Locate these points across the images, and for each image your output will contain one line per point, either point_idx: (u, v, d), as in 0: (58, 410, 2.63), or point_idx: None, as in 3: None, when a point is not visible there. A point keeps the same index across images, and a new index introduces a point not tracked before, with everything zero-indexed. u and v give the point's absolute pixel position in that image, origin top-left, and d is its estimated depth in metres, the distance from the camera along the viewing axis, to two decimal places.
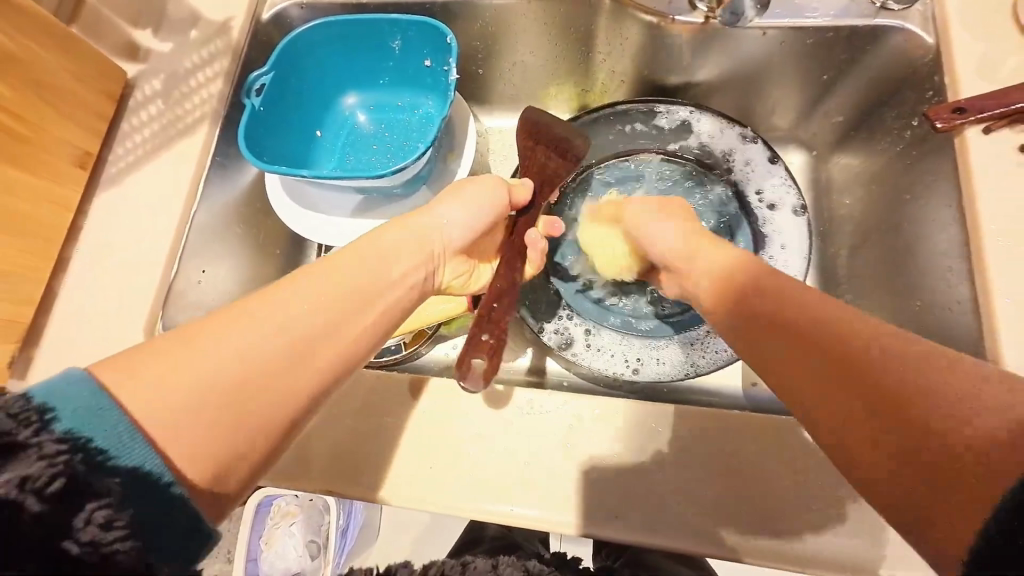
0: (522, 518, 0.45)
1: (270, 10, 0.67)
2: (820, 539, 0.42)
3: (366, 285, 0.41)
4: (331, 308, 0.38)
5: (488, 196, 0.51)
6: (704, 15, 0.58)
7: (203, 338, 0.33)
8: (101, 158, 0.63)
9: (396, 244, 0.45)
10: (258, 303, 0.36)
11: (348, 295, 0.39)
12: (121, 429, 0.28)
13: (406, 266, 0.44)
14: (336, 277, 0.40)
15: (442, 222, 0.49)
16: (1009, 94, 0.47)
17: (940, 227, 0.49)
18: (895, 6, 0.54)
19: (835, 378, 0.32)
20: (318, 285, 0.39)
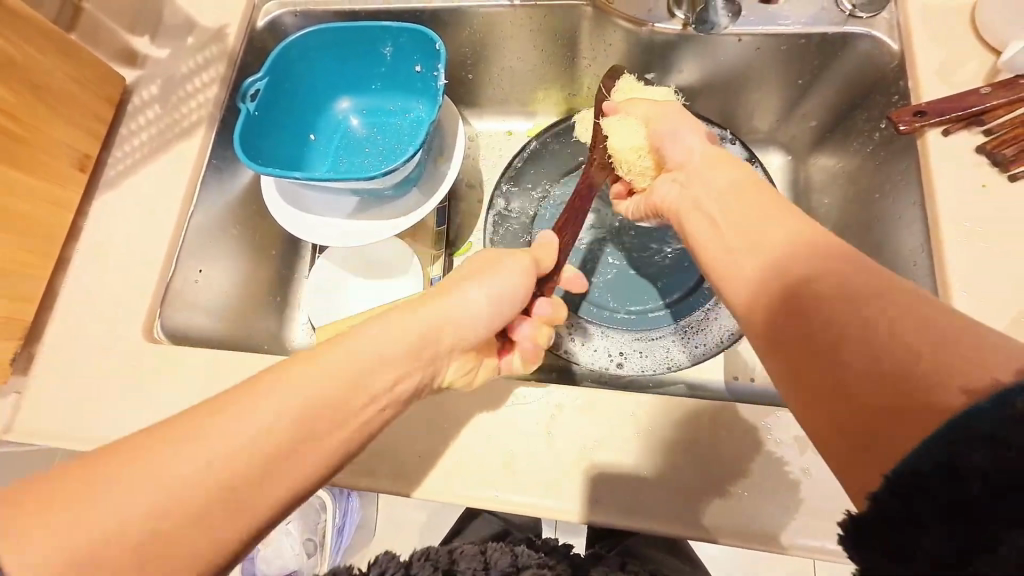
0: (509, 504, 0.47)
1: (265, 17, 0.70)
2: (791, 524, 0.44)
3: (333, 397, 0.34)
4: (307, 416, 0.33)
5: (512, 279, 0.48)
6: (682, 22, 0.61)
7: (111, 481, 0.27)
8: (100, 161, 0.65)
9: (380, 336, 0.39)
10: (199, 418, 0.31)
11: (304, 407, 0.33)
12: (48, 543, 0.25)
13: (393, 372, 0.38)
14: (303, 374, 0.34)
15: (460, 307, 0.44)
16: (967, 98, 0.50)
17: (907, 223, 0.52)
18: (863, 14, 0.56)
19: (831, 363, 0.28)
20: (272, 396, 0.32)
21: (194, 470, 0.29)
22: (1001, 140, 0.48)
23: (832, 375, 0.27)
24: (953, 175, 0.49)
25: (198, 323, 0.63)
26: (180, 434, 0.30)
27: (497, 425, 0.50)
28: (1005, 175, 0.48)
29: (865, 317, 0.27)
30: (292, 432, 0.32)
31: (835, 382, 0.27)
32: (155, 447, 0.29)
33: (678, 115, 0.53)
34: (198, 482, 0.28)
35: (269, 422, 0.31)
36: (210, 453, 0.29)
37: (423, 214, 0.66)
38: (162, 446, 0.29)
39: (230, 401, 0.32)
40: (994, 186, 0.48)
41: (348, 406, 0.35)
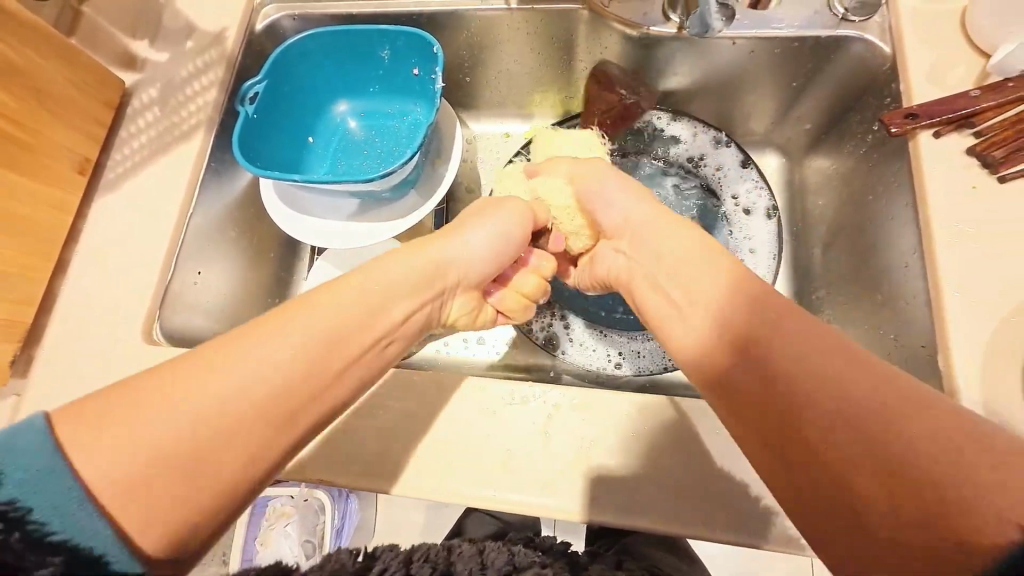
0: (506, 503, 0.47)
1: (264, 20, 0.70)
2: (785, 521, 0.45)
3: (348, 327, 0.39)
4: (323, 345, 0.37)
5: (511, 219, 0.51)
6: (677, 26, 0.62)
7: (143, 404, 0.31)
8: (99, 164, 0.65)
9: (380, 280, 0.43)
10: (216, 355, 0.34)
11: (312, 347, 0.37)
12: (73, 496, 0.28)
13: (403, 305, 0.44)
14: (306, 318, 0.38)
15: (461, 249, 0.48)
16: (958, 100, 0.50)
17: (900, 224, 0.52)
18: (855, 18, 0.57)
19: (813, 439, 0.30)
20: (282, 335, 0.36)
21: (205, 403, 0.32)
22: (992, 142, 0.49)
23: (818, 451, 0.29)
24: (945, 177, 0.49)
25: (195, 325, 0.63)
26: (193, 373, 0.33)
27: (494, 425, 0.50)
28: (995, 177, 0.48)
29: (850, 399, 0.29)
30: (299, 372, 0.36)
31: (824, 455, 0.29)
32: (179, 377, 0.33)
33: (601, 168, 0.53)
34: (211, 410, 0.32)
35: (281, 362, 0.35)
36: (223, 386, 0.33)
37: (421, 216, 0.67)
38: (187, 373, 0.33)
39: (246, 338, 0.36)
40: (984, 187, 0.48)
41: (355, 340, 0.40)
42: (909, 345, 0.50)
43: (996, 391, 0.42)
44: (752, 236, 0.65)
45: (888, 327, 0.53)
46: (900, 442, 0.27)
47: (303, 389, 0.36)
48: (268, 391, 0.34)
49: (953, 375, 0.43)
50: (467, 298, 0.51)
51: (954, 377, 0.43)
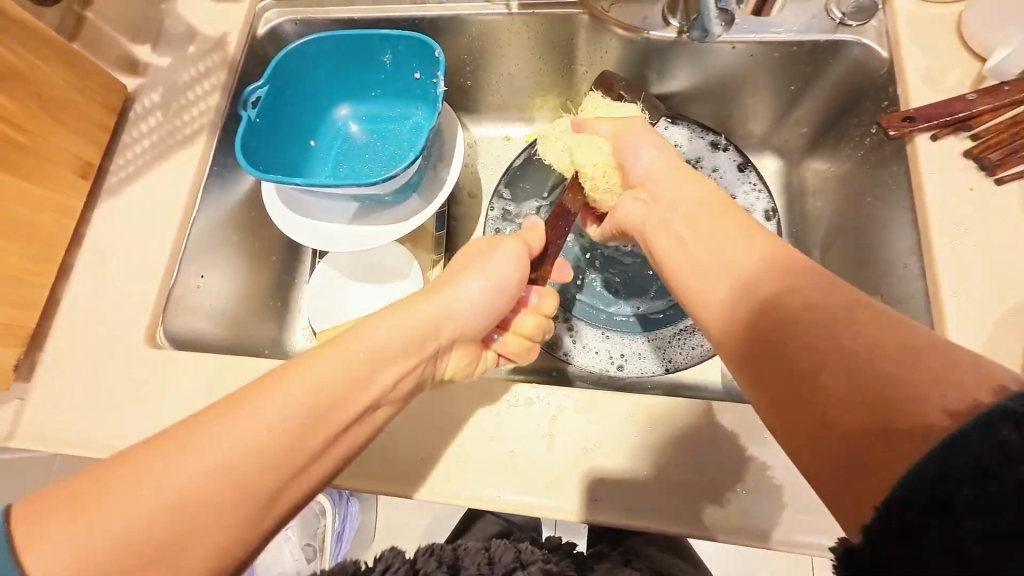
0: (509, 504, 0.48)
1: (266, 25, 0.71)
2: (787, 520, 0.45)
3: (328, 397, 0.38)
4: (303, 418, 0.37)
5: (502, 263, 0.51)
6: (677, 30, 0.62)
7: (106, 496, 0.31)
8: (101, 168, 0.65)
9: (355, 354, 0.41)
10: (188, 435, 0.34)
11: (297, 415, 0.36)
12: None
13: (391, 372, 0.43)
14: (284, 392, 0.37)
15: (458, 298, 0.49)
16: (954, 103, 0.51)
17: (899, 225, 0.53)
18: (852, 22, 0.58)
19: (798, 377, 0.30)
20: (256, 415, 0.35)
21: (173, 490, 0.31)
22: (987, 145, 0.49)
23: (801, 390, 0.29)
24: (942, 180, 0.50)
25: (199, 329, 0.63)
26: (162, 456, 0.33)
27: (498, 427, 0.50)
28: (991, 179, 0.49)
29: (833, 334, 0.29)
30: (278, 447, 0.35)
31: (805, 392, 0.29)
32: (146, 463, 0.32)
33: (642, 126, 0.54)
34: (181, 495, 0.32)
35: (256, 440, 0.34)
36: (191, 470, 0.32)
37: (423, 220, 0.67)
38: (155, 458, 0.32)
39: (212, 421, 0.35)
40: (981, 190, 0.49)
41: (335, 416, 0.39)
42: None
43: None
44: None
45: None
46: (872, 369, 0.27)
47: (294, 420, 0.36)
48: (244, 470, 0.34)
49: None
50: (463, 353, 0.51)
51: None
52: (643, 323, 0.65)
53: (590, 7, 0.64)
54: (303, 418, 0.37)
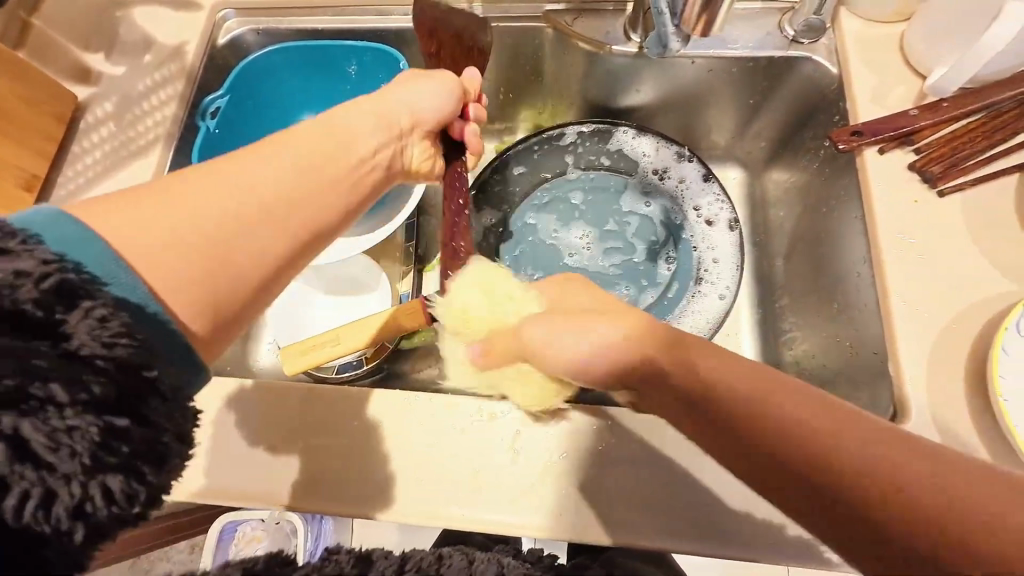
0: (466, 519, 0.47)
1: (227, 35, 0.69)
2: (753, 530, 0.45)
3: (325, 151, 0.38)
4: (307, 162, 0.37)
5: (448, 82, 0.50)
6: (638, 45, 0.64)
7: (140, 205, 0.31)
8: (49, 180, 0.62)
9: (347, 122, 0.42)
10: (203, 173, 0.33)
11: (298, 163, 0.36)
12: (105, 258, 0.28)
13: (379, 137, 0.43)
14: (275, 145, 0.36)
15: (415, 102, 0.48)
16: (898, 119, 0.53)
17: (851, 236, 0.55)
18: (804, 40, 0.60)
19: (774, 455, 0.29)
20: (263, 156, 0.35)
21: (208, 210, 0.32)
22: (929, 159, 0.51)
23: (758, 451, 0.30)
24: (889, 193, 0.52)
25: None
26: (181, 183, 0.32)
27: (461, 443, 0.50)
28: (934, 191, 0.51)
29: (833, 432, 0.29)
30: (293, 180, 0.36)
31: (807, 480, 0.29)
32: (169, 186, 0.32)
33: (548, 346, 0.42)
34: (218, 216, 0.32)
35: (268, 171, 0.35)
36: (214, 196, 0.32)
37: (391, 231, 0.66)
38: (187, 178, 0.32)
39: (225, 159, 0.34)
40: (925, 202, 0.51)
41: (340, 158, 0.39)
42: (864, 351, 0.52)
43: (941, 396, 0.44)
44: (713, 249, 0.66)
45: (845, 334, 0.55)
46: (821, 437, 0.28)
47: (289, 169, 0.36)
48: (261, 196, 0.34)
49: (902, 381, 0.45)
50: (422, 146, 0.49)
51: (903, 383, 0.45)
52: None
53: (553, 22, 0.65)
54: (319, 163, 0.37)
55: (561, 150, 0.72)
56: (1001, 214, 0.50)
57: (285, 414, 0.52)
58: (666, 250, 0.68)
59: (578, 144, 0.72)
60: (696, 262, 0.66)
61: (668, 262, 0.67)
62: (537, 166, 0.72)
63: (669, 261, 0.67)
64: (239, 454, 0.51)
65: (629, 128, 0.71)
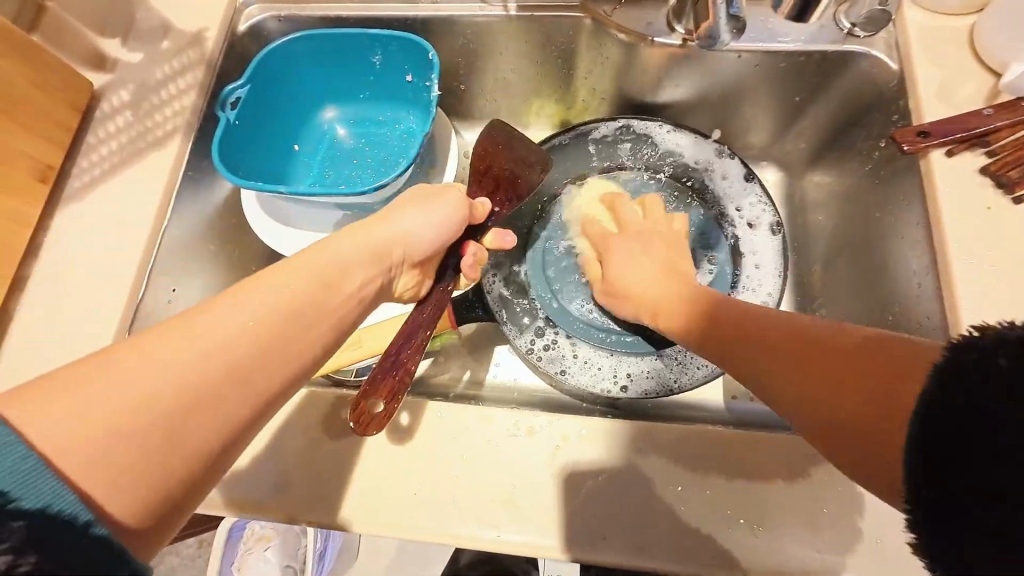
0: (469, 537, 0.44)
1: (247, 21, 0.66)
2: (810, 561, 0.42)
3: (308, 296, 0.37)
4: (288, 312, 0.36)
5: (451, 207, 0.49)
6: (682, 37, 0.60)
7: (108, 369, 0.29)
8: (64, 172, 0.60)
9: (337, 255, 0.41)
10: (172, 330, 0.32)
11: (279, 312, 0.35)
12: (25, 465, 0.25)
13: (365, 274, 0.43)
14: (259, 292, 0.35)
15: (407, 228, 0.47)
16: (971, 119, 0.49)
17: (909, 244, 0.51)
18: (862, 33, 0.56)
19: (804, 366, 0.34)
20: (239, 305, 0.34)
21: (169, 371, 0.30)
22: (1005, 162, 0.48)
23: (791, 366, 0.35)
24: (956, 200, 0.48)
25: None
26: (146, 342, 0.31)
27: (488, 456, 0.47)
28: (1009, 197, 0.47)
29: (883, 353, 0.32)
30: (270, 334, 0.35)
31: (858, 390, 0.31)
32: (144, 344, 0.31)
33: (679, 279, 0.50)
34: (181, 378, 0.30)
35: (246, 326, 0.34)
36: (187, 351, 0.31)
37: None
38: (156, 335, 0.31)
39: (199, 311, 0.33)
40: (998, 209, 0.47)
41: (324, 304, 0.38)
42: None
43: None
44: (754, 254, 0.63)
45: None
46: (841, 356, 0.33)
47: (270, 322, 0.35)
48: (237, 356, 0.33)
49: None
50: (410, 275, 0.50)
51: None
52: (631, 337, 0.62)
53: (591, 12, 0.62)
54: (297, 308, 0.37)
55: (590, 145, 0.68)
56: None
57: (307, 422, 0.49)
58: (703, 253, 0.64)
59: (608, 140, 0.68)
60: (736, 267, 0.63)
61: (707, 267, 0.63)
62: (564, 164, 0.69)
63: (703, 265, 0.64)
64: (258, 461, 0.48)
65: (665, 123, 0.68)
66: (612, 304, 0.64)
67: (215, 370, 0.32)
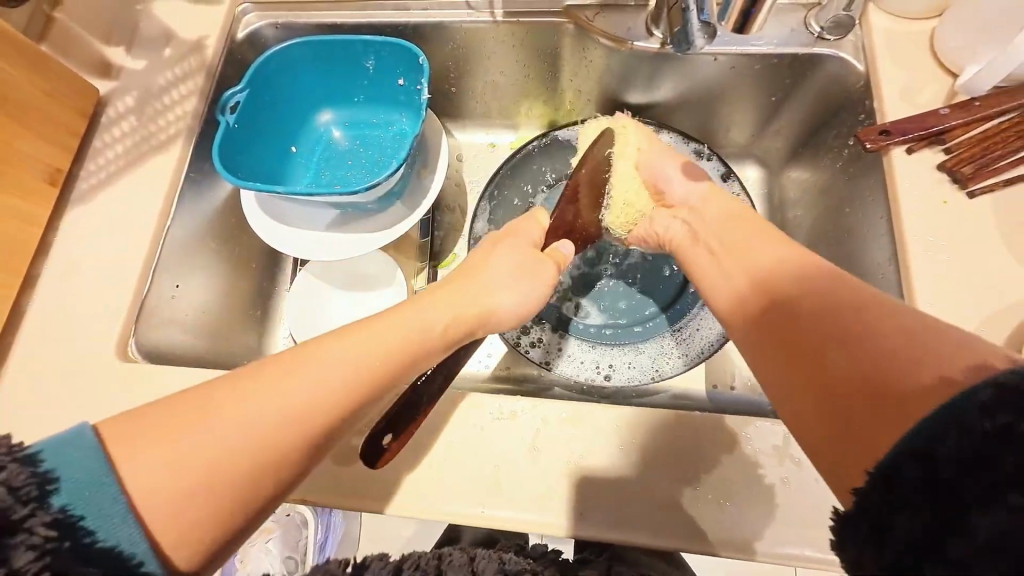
0: (473, 517, 0.47)
1: (245, 29, 0.69)
2: (774, 534, 0.45)
3: (381, 368, 0.40)
4: (359, 384, 0.39)
5: (538, 287, 0.53)
6: (660, 41, 0.63)
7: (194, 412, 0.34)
8: (71, 174, 0.63)
9: (420, 319, 0.44)
10: (276, 368, 0.37)
11: (347, 384, 0.38)
12: (114, 509, 0.30)
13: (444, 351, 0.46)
14: (335, 351, 0.39)
15: (499, 295, 0.51)
16: (929, 118, 0.52)
17: (875, 236, 0.54)
18: (831, 37, 0.59)
19: (842, 365, 0.32)
20: (313, 370, 0.37)
21: (257, 417, 0.34)
22: (960, 159, 0.50)
23: (827, 363, 0.33)
24: (915, 195, 0.51)
25: (175, 339, 0.61)
26: (251, 373, 0.36)
27: (477, 443, 0.50)
28: (964, 192, 0.50)
29: (889, 343, 0.31)
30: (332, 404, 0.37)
31: (843, 389, 0.31)
32: (233, 392, 0.35)
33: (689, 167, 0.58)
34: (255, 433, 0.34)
35: (317, 391, 0.37)
36: (270, 408, 0.35)
37: (407, 227, 0.67)
38: (266, 366, 0.37)
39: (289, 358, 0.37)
40: (954, 204, 0.50)
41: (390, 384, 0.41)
42: None
43: None
44: None
45: None
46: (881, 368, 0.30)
47: (331, 395, 0.37)
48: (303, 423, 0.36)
49: None
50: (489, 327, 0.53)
51: None
52: (610, 332, 0.65)
53: (574, 17, 0.64)
54: (359, 381, 0.39)
55: (557, 153, 0.73)
56: None
57: None
58: (663, 269, 0.68)
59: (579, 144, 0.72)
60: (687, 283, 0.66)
61: (656, 280, 0.68)
62: (537, 168, 0.73)
63: (665, 276, 0.68)
64: None
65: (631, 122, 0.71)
66: (590, 303, 0.67)
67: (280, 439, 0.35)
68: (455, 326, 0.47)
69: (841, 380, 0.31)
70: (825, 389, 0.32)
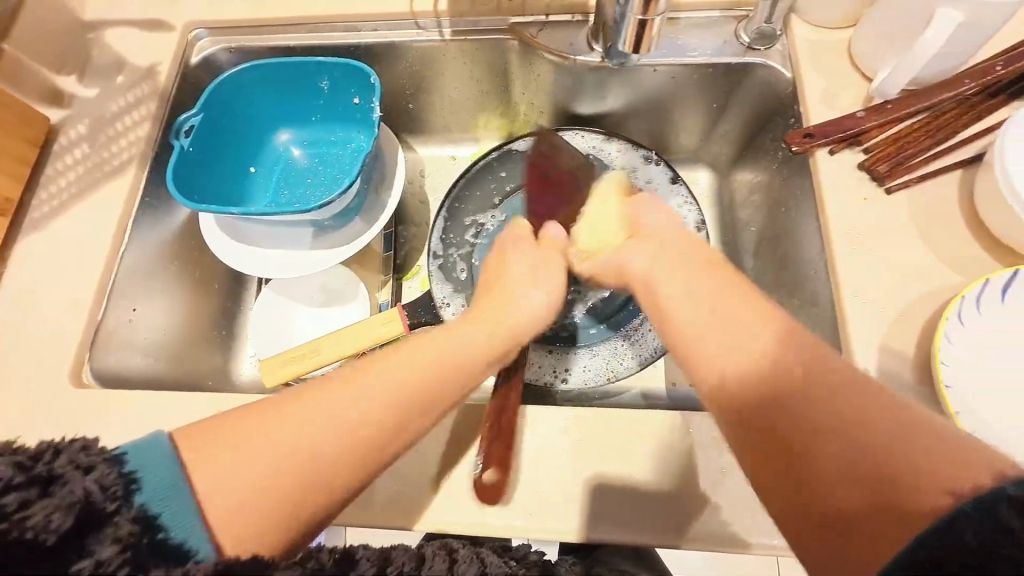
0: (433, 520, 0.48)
1: (199, 54, 0.71)
2: (718, 523, 0.46)
3: (393, 423, 0.40)
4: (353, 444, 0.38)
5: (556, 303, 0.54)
6: (600, 55, 0.66)
7: (216, 441, 0.36)
8: (24, 204, 0.63)
9: (449, 354, 0.44)
10: (273, 416, 0.37)
11: (346, 451, 0.38)
12: (182, 515, 0.33)
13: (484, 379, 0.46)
14: (336, 404, 0.39)
15: (526, 311, 0.51)
16: (846, 120, 0.55)
17: (807, 234, 0.57)
18: (759, 47, 0.62)
19: (854, 440, 0.31)
20: (316, 428, 0.37)
21: (255, 480, 0.35)
22: (877, 158, 0.53)
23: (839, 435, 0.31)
24: (838, 195, 0.54)
25: (133, 364, 0.61)
26: (256, 427, 0.37)
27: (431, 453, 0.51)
28: (883, 189, 0.53)
29: (903, 429, 0.31)
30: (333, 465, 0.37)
31: (851, 466, 0.31)
32: (240, 447, 0.36)
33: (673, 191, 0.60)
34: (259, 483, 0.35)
35: (318, 449, 0.37)
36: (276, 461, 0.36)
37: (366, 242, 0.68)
38: (264, 426, 0.37)
39: (286, 415, 0.38)
40: (874, 200, 0.53)
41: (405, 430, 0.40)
42: None
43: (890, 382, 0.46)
44: None
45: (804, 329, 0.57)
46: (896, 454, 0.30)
47: (336, 458, 0.37)
48: (309, 481, 0.36)
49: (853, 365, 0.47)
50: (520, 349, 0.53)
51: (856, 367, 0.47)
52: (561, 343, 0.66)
53: (519, 34, 0.67)
54: (350, 449, 0.38)
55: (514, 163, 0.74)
56: (947, 211, 0.52)
57: None
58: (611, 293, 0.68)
59: None
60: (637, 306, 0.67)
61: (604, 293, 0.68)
62: (496, 178, 0.74)
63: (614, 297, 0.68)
64: None
65: (582, 132, 0.73)
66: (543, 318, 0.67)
67: (283, 498, 0.35)
68: (492, 351, 0.47)
69: (854, 457, 0.31)
70: (832, 462, 0.31)
